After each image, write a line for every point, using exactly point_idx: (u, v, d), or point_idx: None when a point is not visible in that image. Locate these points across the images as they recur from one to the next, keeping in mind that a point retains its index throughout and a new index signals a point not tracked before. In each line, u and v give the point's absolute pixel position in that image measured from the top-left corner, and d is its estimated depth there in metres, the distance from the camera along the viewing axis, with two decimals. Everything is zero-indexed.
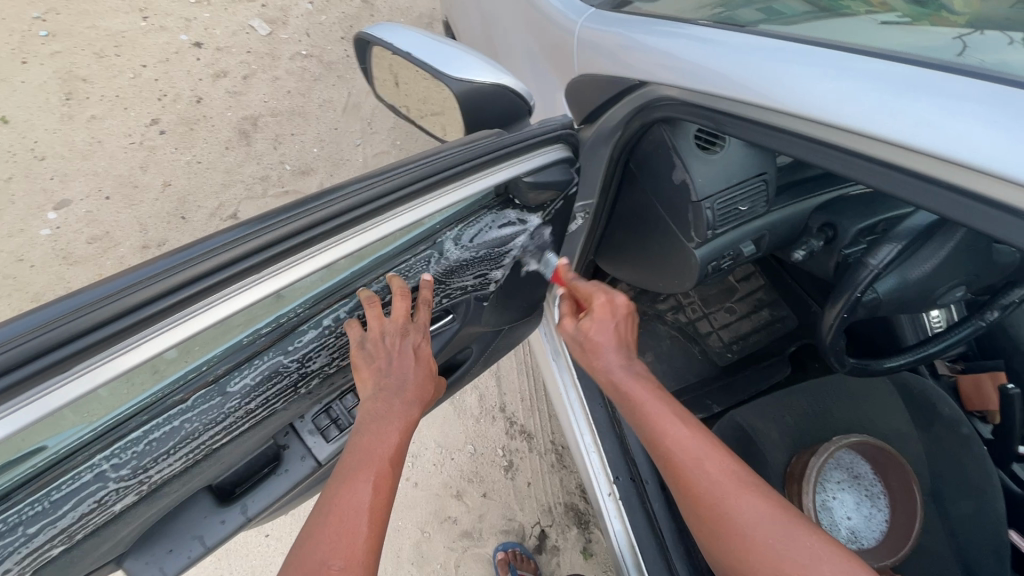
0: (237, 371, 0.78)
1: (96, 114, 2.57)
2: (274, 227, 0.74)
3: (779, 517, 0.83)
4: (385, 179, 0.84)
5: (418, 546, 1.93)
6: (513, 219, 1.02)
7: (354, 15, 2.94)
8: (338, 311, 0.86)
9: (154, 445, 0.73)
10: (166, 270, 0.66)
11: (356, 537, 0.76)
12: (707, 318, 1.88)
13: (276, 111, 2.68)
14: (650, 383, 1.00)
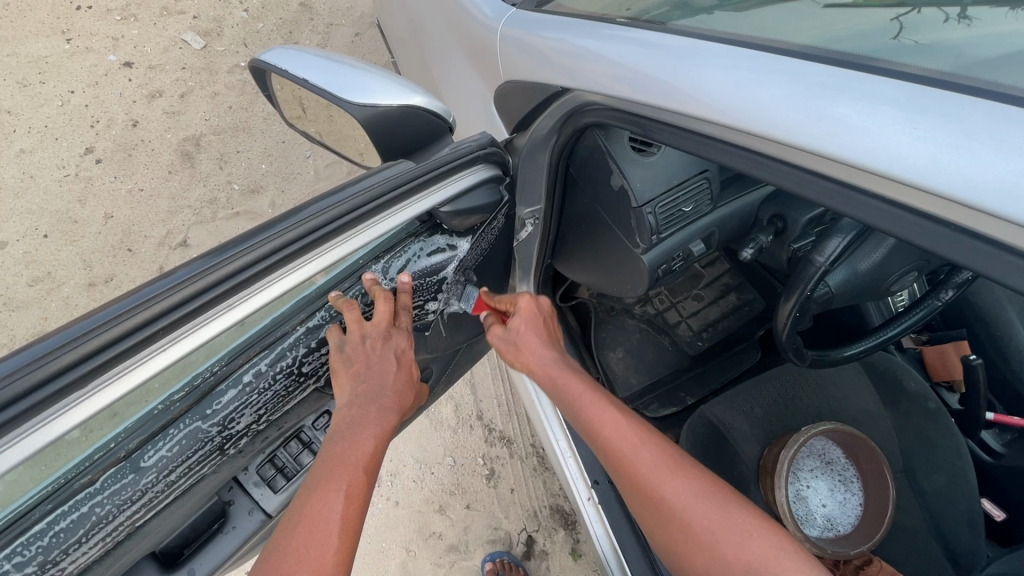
0: (151, 444, 0.73)
1: (25, 147, 2.43)
2: (177, 287, 0.67)
3: (712, 497, 0.80)
4: (298, 220, 0.78)
5: (404, 566, 1.89)
6: (442, 245, 0.97)
7: (293, 20, 2.80)
8: (258, 365, 0.81)
9: (62, 535, 0.67)
10: (51, 350, 0.58)
11: (327, 548, 0.70)
12: (675, 308, 1.85)
13: (219, 129, 2.56)
14: (579, 372, 0.97)
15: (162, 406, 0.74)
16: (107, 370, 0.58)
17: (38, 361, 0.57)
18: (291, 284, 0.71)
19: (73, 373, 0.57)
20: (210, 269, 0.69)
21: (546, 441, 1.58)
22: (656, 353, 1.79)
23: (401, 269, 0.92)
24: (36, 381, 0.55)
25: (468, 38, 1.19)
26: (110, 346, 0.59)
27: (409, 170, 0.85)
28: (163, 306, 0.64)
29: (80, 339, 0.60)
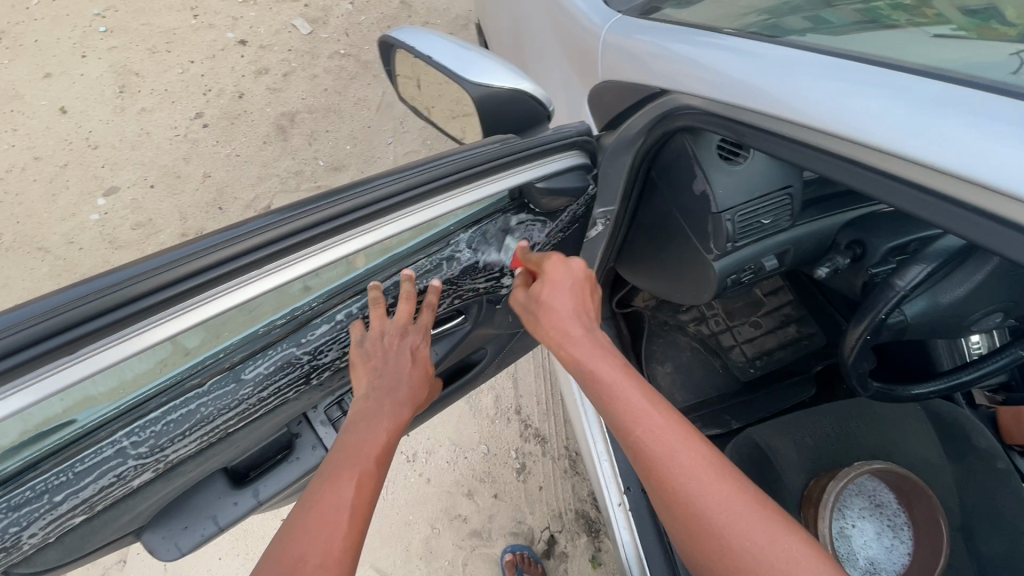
0: (252, 360, 0.82)
1: (146, 106, 2.71)
2: (293, 218, 0.77)
3: (760, 518, 0.73)
4: (395, 179, 0.86)
5: (428, 541, 1.94)
6: (526, 222, 1.04)
7: (393, 15, 2.98)
8: (350, 307, 0.89)
9: (171, 425, 0.77)
10: (191, 255, 0.69)
11: (336, 533, 0.72)
12: (730, 331, 1.85)
13: (313, 108, 2.75)
14: (615, 358, 0.91)
15: (264, 329, 0.83)
16: (231, 278, 0.69)
17: (178, 262, 0.68)
18: (385, 234, 0.79)
19: (205, 276, 0.67)
20: (319, 209, 0.78)
21: (582, 442, 1.59)
22: (705, 373, 1.79)
23: (486, 243, 1.00)
24: (170, 279, 0.66)
25: (569, 35, 1.25)
26: (237, 259, 0.70)
27: (500, 148, 0.91)
28: (277, 234, 0.73)
29: (210, 251, 0.70)
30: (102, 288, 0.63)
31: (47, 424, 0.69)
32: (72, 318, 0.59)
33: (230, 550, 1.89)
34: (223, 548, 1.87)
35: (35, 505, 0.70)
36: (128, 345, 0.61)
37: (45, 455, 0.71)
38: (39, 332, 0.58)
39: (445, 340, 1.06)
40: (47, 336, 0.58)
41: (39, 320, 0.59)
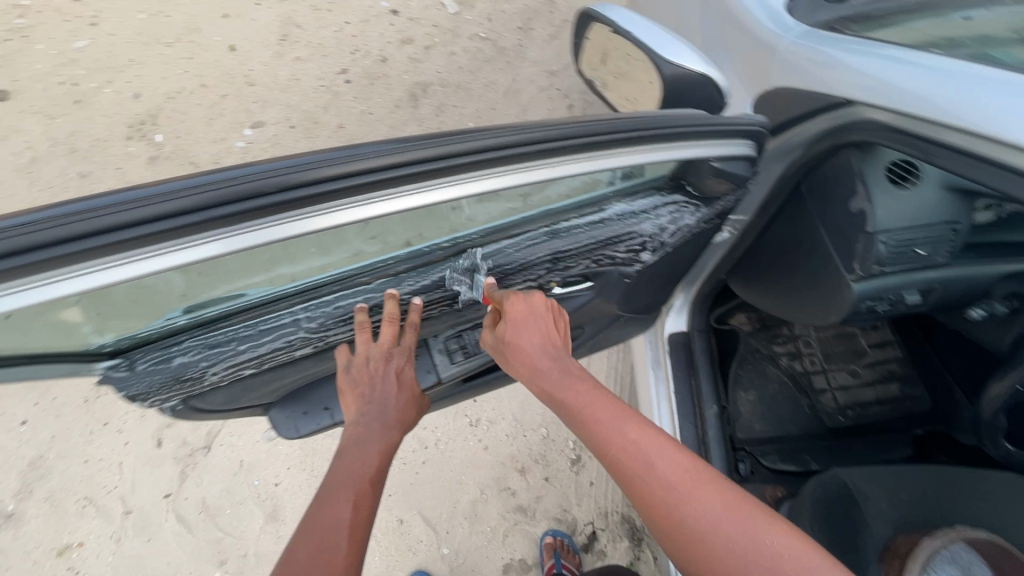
0: (416, 273, 0.94)
1: (301, 55, 2.95)
2: (481, 135, 0.81)
3: (736, 513, 0.83)
4: (561, 123, 0.86)
5: (475, 504, 2.00)
6: (683, 204, 0.99)
7: (535, 10, 3.08)
8: (502, 245, 0.93)
9: (339, 309, 0.95)
10: (390, 150, 0.77)
11: (338, 546, 0.88)
12: (825, 374, 1.79)
13: (446, 82, 2.88)
14: (585, 383, 1.00)
15: (428, 248, 0.92)
16: (424, 178, 0.77)
17: (380, 154, 0.76)
18: (540, 177, 0.83)
19: (401, 171, 0.76)
20: (506, 133, 0.82)
21: None
22: (790, 411, 1.74)
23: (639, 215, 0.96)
24: (340, 173, 0.74)
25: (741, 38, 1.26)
26: (435, 161, 0.77)
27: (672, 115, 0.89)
28: (471, 147, 0.79)
29: (410, 148, 0.77)
30: (288, 167, 0.74)
31: (226, 292, 0.85)
32: (261, 190, 0.71)
33: (298, 463, 2.05)
34: (294, 461, 2.04)
35: (228, 347, 0.92)
36: (298, 226, 0.74)
37: (232, 312, 0.88)
38: (235, 195, 0.70)
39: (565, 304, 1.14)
40: (243, 200, 0.70)
41: (246, 181, 0.71)
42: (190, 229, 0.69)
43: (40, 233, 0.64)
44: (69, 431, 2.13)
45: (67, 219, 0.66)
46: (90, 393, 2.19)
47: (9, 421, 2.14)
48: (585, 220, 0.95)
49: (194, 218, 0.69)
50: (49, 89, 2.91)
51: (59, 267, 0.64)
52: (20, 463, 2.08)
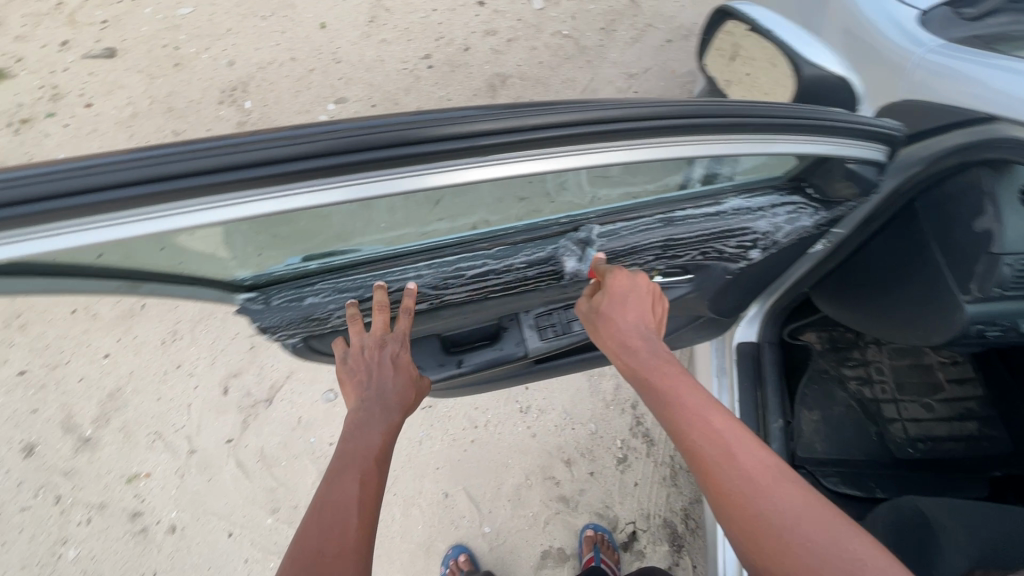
0: (530, 244, 0.96)
1: (387, 38, 3.04)
2: (619, 107, 0.81)
3: (811, 510, 0.82)
4: (683, 103, 0.84)
5: (519, 488, 2.03)
6: (800, 205, 0.99)
7: (620, 12, 3.09)
8: (618, 226, 0.96)
9: (454, 271, 0.98)
10: (529, 112, 0.79)
11: (350, 522, 0.92)
12: (895, 404, 1.75)
13: (525, 75, 2.91)
14: (672, 366, 0.99)
15: (547, 222, 0.98)
16: (558, 143, 0.78)
17: (517, 116, 0.78)
18: (645, 157, 0.81)
19: (537, 133, 0.77)
20: (647, 107, 0.82)
21: None
22: (857, 435, 1.70)
23: (755, 212, 0.97)
24: (435, 136, 0.75)
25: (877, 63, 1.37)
26: (571, 127, 0.78)
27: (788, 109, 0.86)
28: (609, 117, 0.79)
29: (546, 113, 0.79)
30: (381, 126, 0.75)
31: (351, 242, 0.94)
32: (358, 144, 0.72)
33: None
34: None
35: (358, 293, 1.02)
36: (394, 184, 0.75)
37: (367, 260, 1.00)
38: (331, 147, 0.72)
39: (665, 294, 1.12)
40: (338, 154, 0.72)
41: (384, 130, 0.75)
42: (286, 178, 0.70)
43: (145, 169, 0.66)
44: (146, 369, 2.26)
45: (175, 158, 0.68)
46: (167, 336, 2.32)
47: (94, 352, 2.30)
48: (699, 211, 0.97)
49: (330, 160, 0.71)
50: (152, 51, 3.09)
51: (207, 195, 0.68)
52: (100, 392, 2.23)
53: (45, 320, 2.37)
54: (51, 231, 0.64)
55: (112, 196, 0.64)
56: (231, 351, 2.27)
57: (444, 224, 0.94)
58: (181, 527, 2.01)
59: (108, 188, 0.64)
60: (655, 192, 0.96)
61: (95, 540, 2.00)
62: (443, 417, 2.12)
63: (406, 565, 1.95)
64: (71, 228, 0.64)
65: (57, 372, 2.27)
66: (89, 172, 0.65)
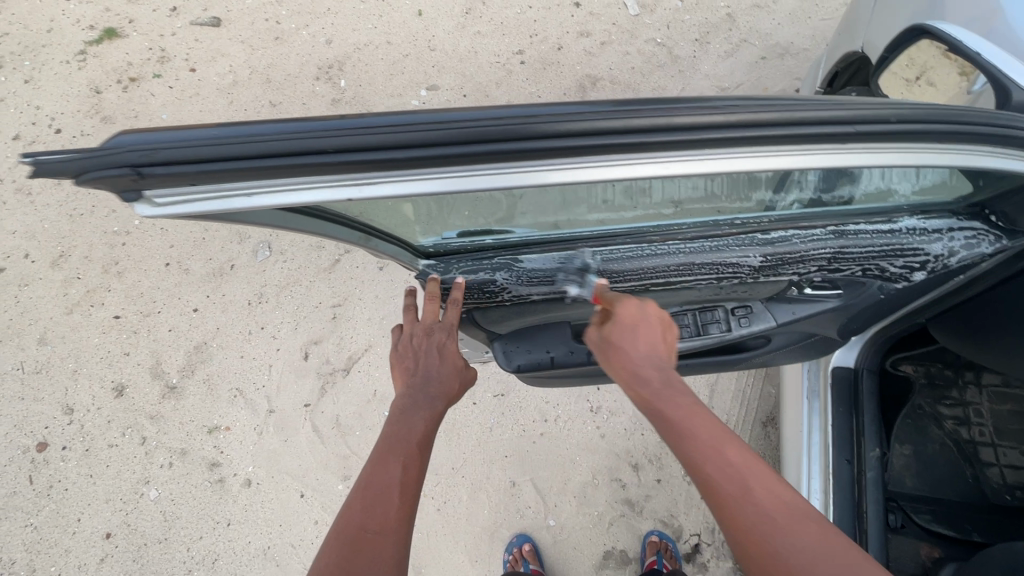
0: (711, 241, 1.03)
1: (481, 30, 3.09)
2: (838, 108, 0.81)
3: (833, 557, 0.78)
4: (896, 106, 0.84)
5: (585, 487, 2.04)
6: (979, 232, 1.03)
7: (715, 23, 3.06)
8: (793, 233, 1.02)
9: (628, 260, 1.05)
10: (745, 108, 0.79)
11: (391, 506, 0.98)
12: (993, 448, 1.71)
13: (616, 80, 2.93)
14: (688, 397, 0.95)
15: (724, 221, 1.03)
16: (768, 142, 0.78)
17: (734, 111, 0.78)
18: (858, 162, 0.81)
19: (749, 131, 0.77)
20: (860, 109, 0.81)
21: (790, 470, 1.76)
22: (950, 474, 1.67)
23: (932, 234, 1.02)
24: (677, 125, 0.76)
25: None
26: (785, 126, 0.77)
27: (995, 122, 0.85)
28: (827, 118, 0.79)
29: (762, 110, 0.79)
30: (612, 112, 0.77)
31: (553, 219, 1.02)
32: (573, 128, 0.74)
33: None
34: None
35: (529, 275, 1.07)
36: (622, 170, 0.78)
37: (541, 242, 1.06)
38: (574, 128, 0.75)
39: (812, 304, 1.16)
40: (579, 134, 0.75)
41: (605, 117, 0.76)
42: (533, 154, 0.75)
43: (425, 132, 0.73)
44: (231, 326, 2.32)
45: (445, 122, 0.74)
46: (252, 298, 2.36)
47: (183, 305, 2.36)
48: (871, 227, 1.02)
49: (547, 143, 0.74)
50: (255, 23, 3.15)
51: (420, 167, 0.74)
52: (187, 344, 2.30)
53: (139, 268, 2.42)
54: (290, 184, 0.74)
55: (396, 156, 0.73)
56: (313, 318, 2.31)
57: (632, 213, 1.01)
58: (256, 482, 2.10)
59: (365, 149, 0.72)
60: (835, 205, 1.01)
61: (176, 483, 2.11)
62: (515, 408, 2.12)
63: (469, 546, 1.99)
64: (369, 181, 0.75)
65: (149, 320, 2.34)
66: (379, 130, 0.73)
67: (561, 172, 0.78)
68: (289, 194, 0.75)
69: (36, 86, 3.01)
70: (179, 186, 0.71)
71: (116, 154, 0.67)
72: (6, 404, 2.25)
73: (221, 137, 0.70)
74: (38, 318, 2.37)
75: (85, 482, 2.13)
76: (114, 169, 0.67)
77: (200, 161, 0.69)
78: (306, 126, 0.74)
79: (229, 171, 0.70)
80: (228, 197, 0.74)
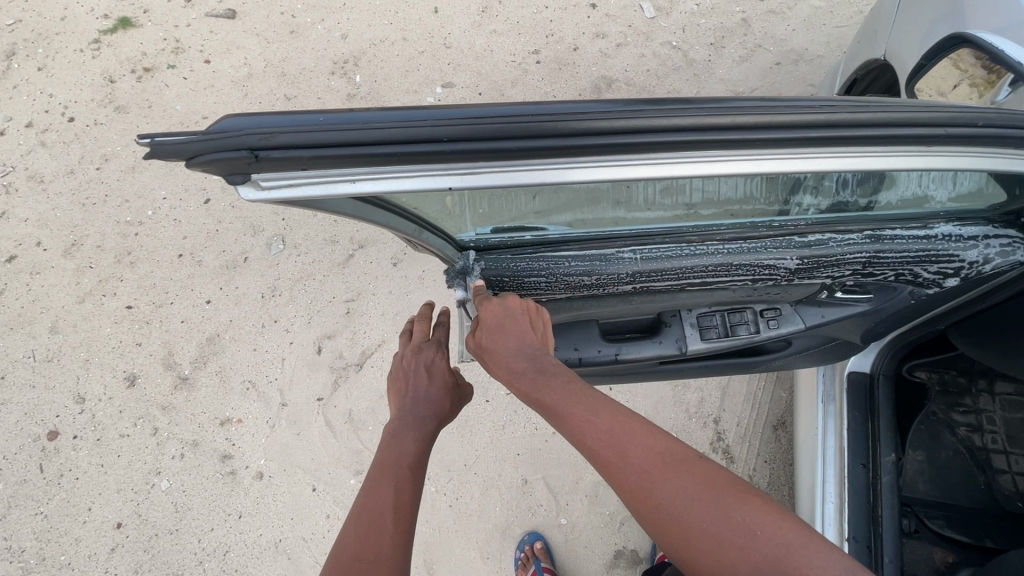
0: (748, 242, 1.04)
1: (497, 29, 3.10)
2: (908, 110, 0.83)
3: (705, 494, 0.83)
4: (962, 109, 0.86)
5: (597, 486, 2.04)
6: (1014, 239, 1.05)
7: (731, 28, 3.07)
8: (834, 234, 1.04)
9: (665, 261, 1.05)
10: (819, 108, 0.81)
11: (386, 528, 0.98)
12: (1006, 455, 1.72)
13: (631, 82, 2.94)
14: (561, 376, 1.00)
15: (763, 223, 1.05)
16: (840, 143, 0.80)
17: (811, 110, 0.80)
18: (897, 165, 0.84)
19: (824, 131, 0.79)
20: (929, 111, 0.83)
21: (803, 474, 1.77)
22: (962, 480, 1.69)
23: (967, 240, 1.04)
24: (737, 124, 0.77)
25: None
26: (860, 127, 0.79)
27: None
28: (900, 119, 0.81)
29: (835, 110, 0.81)
30: (693, 110, 0.79)
31: (597, 216, 1.03)
32: (666, 123, 0.77)
33: None
34: None
35: (562, 276, 1.07)
36: (689, 167, 0.81)
37: (580, 240, 1.07)
38: (621, 126, 0.77)
39: (840, 308, 1.19)
40: (665, 129, 0.77)
41: (696, 113, 0.78)
42: (606, 151, 0.78)
43: (507, 125, 0.75)
44: (243, 319, 2.32)
45: (516, 117, 0.76)
46: (266, 291, 2.35)
47: (196, 297, 2.35)
48: (907, 232, 1.04)
49: (637, 137, 0.77)
50: (270, 16, 3.15)
51: (506, 160, 0.77)
52: (200, 336, 2.30)
53: (152, 259, 2.42)
54: (394, 172, 0.78)
55: (474, 148, 0.75)
56: (327, 313, 2.31)
57: (674, 212, 1.02)
58: (268, 476, 2.10)
59: (461, 140, 0.75)
60: (871, 209, 1.04)
61: (187, 475, 2.11)
62: (528, 406, 2.12)
63: (480, 543, 1.99)
64: (457, 170, 0.79)
65: (161, 310, 2.34)
66: (461, 122, 0.75)
67: (627, 168, 0.81)
68: (389, 181, 0.79)
69: (50, 74, 2.99)
70: (288, 170, 0.74)
71: (237, 138, 0.70)
72: (17, 392, 2.24)
73: (333, 123, 0.74)
74: (50, 307, 2.36)
75: (96, 471, 2.13)
76: (233, 152, 0.70)
77: (308, 147, 0.72)
78: (406, 116, 0.77)
79: (357, 157, 0.73)
80: (330, 182, 0.78)
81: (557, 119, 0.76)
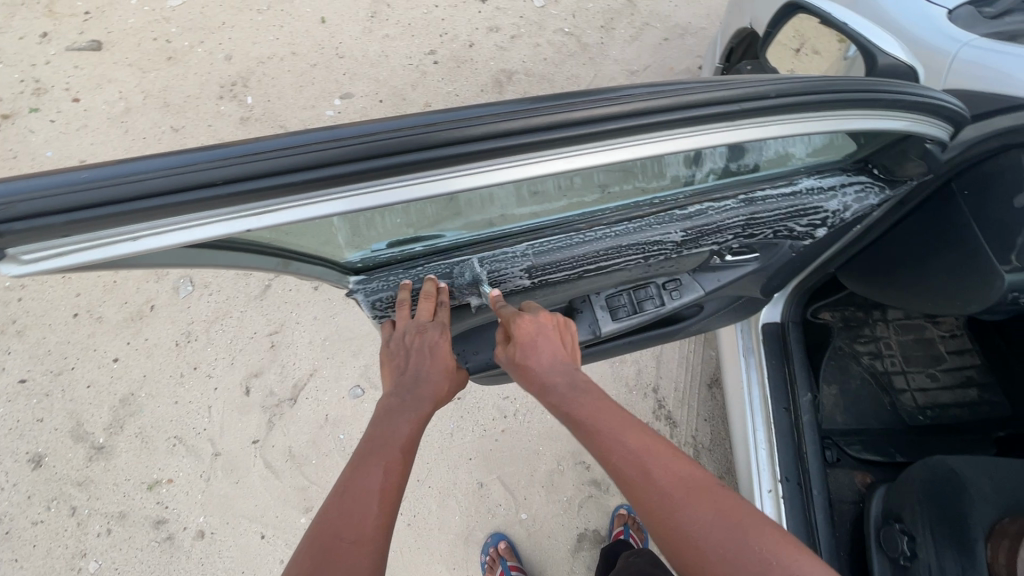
0: (634, 223, 1.08)
1: (389, 33, 3.03)
2: (696, 91, 0.87)
3: (727, 522, 0.84)
4: (751, 85, 0.91)
5: (551, 474, 2.07)
6: (867, 183, 1.15)
7: (618, 10, 3.16)
8: (706, 205, 1.09)
9: (561, 251, 1.08)
10: (617, 98, 0.83)
11: (370, 515, 0.91)
12: (904, 375, 1.90)
13: (530, 72, 2.95)
14: (592, 398, 1.04)
15: (643, 202, 1.09)
16: (642, 131, 0.82)
17: (606, 104, 0.82)
18: (711, 143, 0.86)
19: (623, 121, 0.81)
20: (718, 89, 0.87)
21: (736, 427, 1.86)
22: (871, 405, 1.84)
23: (827, 191, 1.12)
24: (534, 126, 0.78)
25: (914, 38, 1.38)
26: (655, 115, 0.83)
27: (848, 86, 0.93)
28: (693, 101, 0.84)
29: (630, 99, 0.83)
30: (493, 117, 0.79)
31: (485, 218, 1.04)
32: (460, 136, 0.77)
33: None
34: None
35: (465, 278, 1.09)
36: (505, 172, 0.80)
37: (472, 242, 1.08)
38: (436, 140, 0.76)
39: (734, 270, 1.25)
40: (466, 142, 0.77)
41: (492, 120, 0.79)
42: (444, 162, 0.76)
43: (336, 149, 0.73)
44: (159, 371, 2.16)
45: (344, 140, 0.74)
46: (180, 337, 2.20)
47: (100, 357, 2.16)
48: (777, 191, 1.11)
49: (436, 154, 0.76)
50: (141, 44, 2.93)
51: (317, 190, 0.73)
52: (111, 398, 2.12)
53: (42, 324, 2.20)
54: (185, 222, 0.70)
55: (317, 175, 0.72)
56: (250, 350, 2.19)
57: (559, 204, 1.05)
58: (209, 532, 1.98)
59: (271, 174, 0.71)
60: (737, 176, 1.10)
61: (119, 550, 1.95)
62: (473, 409, 2.12)
63: (445, 555, 1.97)
64: (256, 211, 0.72)
65: (61, 378, 2.13)
66: (319, 146, 0.73)
67: (446, 182, 0.78)
68: (181, 234, 0.70)
69: None
70: (46, 239, 0.64)
71: None
72: None
73: (94, 179, 0.66)
74: None
75: (9, 568, 1.92)
76: None
77: (69, 209, 0.64)
78: (182, 162, 0.71)
79: (131, 213, 0.66)
80: (106, 247, 0.68)
81: (406, 133, 0.76)
